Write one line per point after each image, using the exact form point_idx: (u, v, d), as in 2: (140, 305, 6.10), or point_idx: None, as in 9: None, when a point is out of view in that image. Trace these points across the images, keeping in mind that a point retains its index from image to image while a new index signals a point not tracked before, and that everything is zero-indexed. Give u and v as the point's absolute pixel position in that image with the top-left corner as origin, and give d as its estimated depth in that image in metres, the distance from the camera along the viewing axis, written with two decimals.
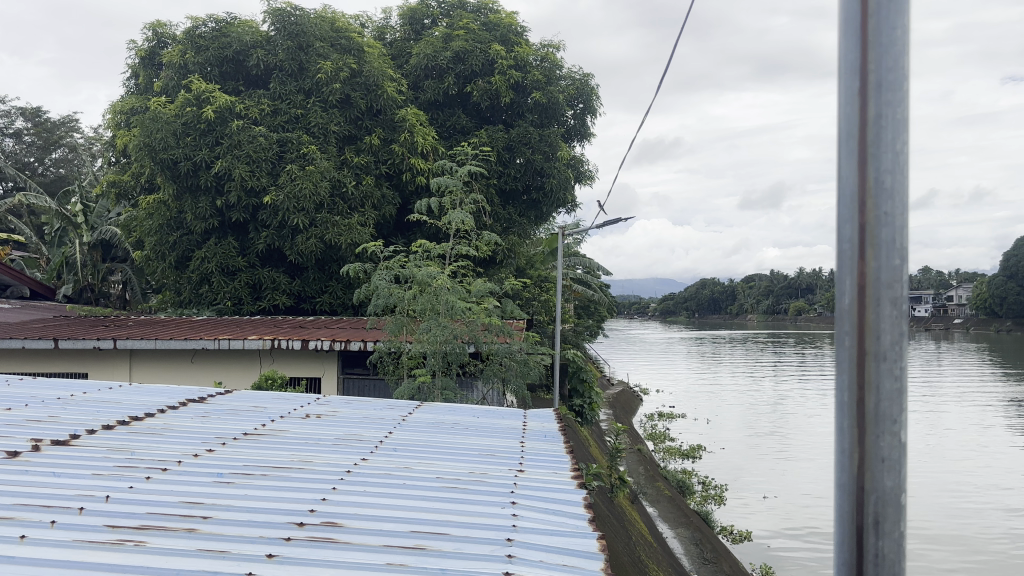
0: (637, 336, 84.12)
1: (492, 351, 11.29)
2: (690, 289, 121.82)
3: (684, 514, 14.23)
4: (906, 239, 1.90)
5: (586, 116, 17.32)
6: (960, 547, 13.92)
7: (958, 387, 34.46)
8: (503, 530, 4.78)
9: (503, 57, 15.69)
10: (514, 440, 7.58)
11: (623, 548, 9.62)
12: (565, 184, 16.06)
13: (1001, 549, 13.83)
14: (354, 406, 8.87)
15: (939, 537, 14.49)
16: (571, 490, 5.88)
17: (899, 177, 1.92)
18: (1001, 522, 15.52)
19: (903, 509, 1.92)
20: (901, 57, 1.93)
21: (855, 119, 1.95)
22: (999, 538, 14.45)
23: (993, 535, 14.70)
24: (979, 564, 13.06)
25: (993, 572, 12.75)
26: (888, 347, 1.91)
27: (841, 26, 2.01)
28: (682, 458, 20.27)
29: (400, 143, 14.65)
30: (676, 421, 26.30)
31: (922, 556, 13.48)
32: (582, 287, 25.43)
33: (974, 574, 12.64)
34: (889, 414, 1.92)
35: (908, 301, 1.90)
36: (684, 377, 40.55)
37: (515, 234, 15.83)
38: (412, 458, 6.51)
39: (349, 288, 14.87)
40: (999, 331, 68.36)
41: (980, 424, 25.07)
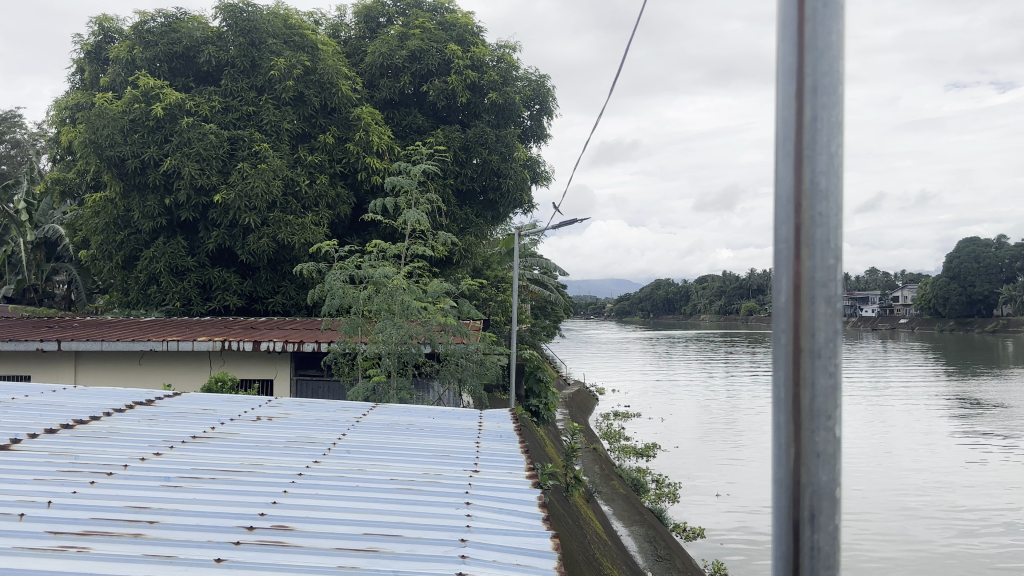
0: (594, 337, 84.68)
1: (448, 351, 11.25)
2: (646, 291, 123.16)
3: (638, 512, 14.35)
4: (839, 239, 1.97)
5: (542, 117, 17.37)
6: (908, 533, 14.25)
7: (903, 385, 35.40)
8: (456, 531, 4.77)
9: (459, 57, 15.65)
10: (469, 441, 7.57)
11: (577, 546, 9.65)
12: (522, 184, 16.07)
13: (944, 535, 14.19)
14: (306, 408, 8.76)
15: (883, 522, 14.89)
16: (524, 490, 5.89)
17: (833, 179, 1.99)
18: (946, 507, 15.97)
19: (837, 503, 1.98)
20: (835, 62, 1.99)
21: (792, 121, 2.02)
22: (941, 524, 14.87)
23: (934, 519, 15.14)
24: (921, 547, 13.44)
25: (937, 555, 13.12)
26: (823, 345, 1.97)
27: (779, 31, 2.08)
28: (637, 457, 20.43)
29: (355, 142, 14.50)
30: (631, 421, 26.49)
31: (870, 542, 13.78)
32: (539, 288, 25.49)
33: (920, 557, 12.98)
34: (824, 410, 1.99)
35: (841, 299, 1.96)
36: (639, 377, 40.94)
37: (471, 235, 15.76)
38: (366, 460, 6.46)
39: (302, 288, 14.70)
40: (942, 329, 70.41)
41: (924, 419, 25.79)
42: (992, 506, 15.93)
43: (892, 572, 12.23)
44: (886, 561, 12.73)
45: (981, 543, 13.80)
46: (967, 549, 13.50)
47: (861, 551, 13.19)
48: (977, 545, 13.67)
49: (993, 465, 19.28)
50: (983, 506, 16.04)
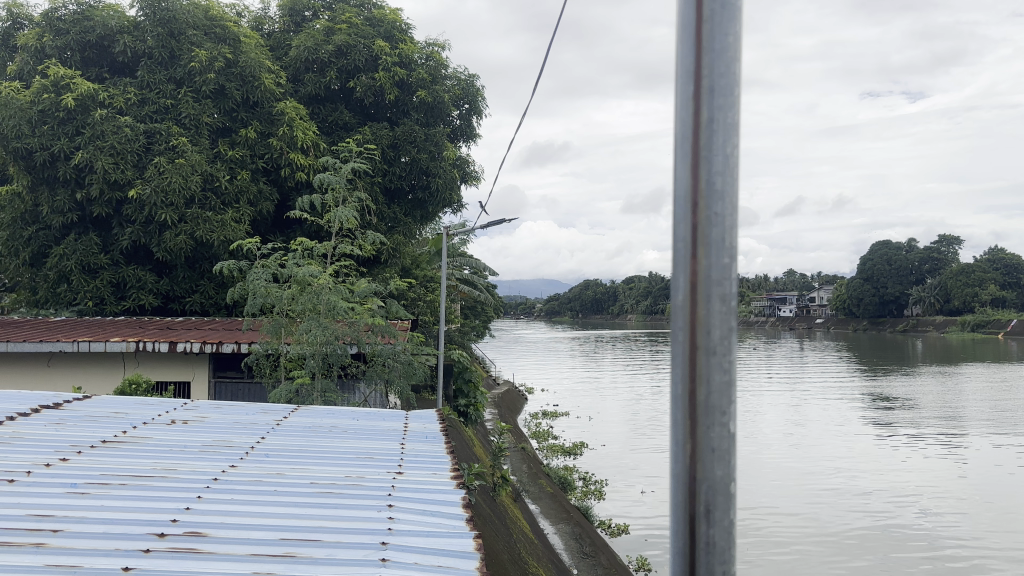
0: (524, 336, 85.03)
1: (375, 351, 11.08)
2: (577, 292, 124.30)
3: (564, 510, 14.49)
4: (733, 238, 2.07)
5: (472, 117, 17.28)
6: (823, 520, 14.74)
7: (821, 382, 36.59)
8: (377, 534, 4.71)
9: (387, 53, 15.48)
10: (394, 442, 7.49)
11: (502, 546, 9.63)
12: (450, 183, 15.99)
13: (857, 521, 14.72)
14: (224, 411, 8.52)
15: (799, 511, 15.36)
16: (448, 490, 5.86)
17: (728, 181, 2.09)
18: (859, 495, 16.57)
19: (730, 497, 2.09)
20: (730, 63, 2.09)
21: (690, 123, 2.11)
22: (855, 510, 15.43)
23: (845, 505, 15.73)
24: (836, 533, 13.94)
25: (851, 539, 13.59)
26: (717, 341, 2.08)
27: (679, 32, 2.17)
28: (564, 456, 20.62)
29: (278, 137, 14.13)
30: (560, 420, 26.66)
31: (788, 528, 14.22)
32: (468, 288, 25.39)
33: (833, 543, 13.44)
34: (718, 406, 2.09)
35: (735, 297, 2.07)
36: (568, 377, 41.23)
37: (400, 234, 15.57)
38: (285, 464, 6.32)
39: (221, 287, 14.29)
40: (857, 329, 73.18)
41: (839, 415, 26.74)
42: (902, 492, 16.62)
43: (804, 556, 12.65)
44: (800, 546, 13.15)
45: (890, 526, 14.37)
46: (878, 532, 14.06)
47: (777, 538, 13.58)
48: (883, 528, 14.25)
49: (901, 456, 20.12)
50: (894, 492, 16.71)
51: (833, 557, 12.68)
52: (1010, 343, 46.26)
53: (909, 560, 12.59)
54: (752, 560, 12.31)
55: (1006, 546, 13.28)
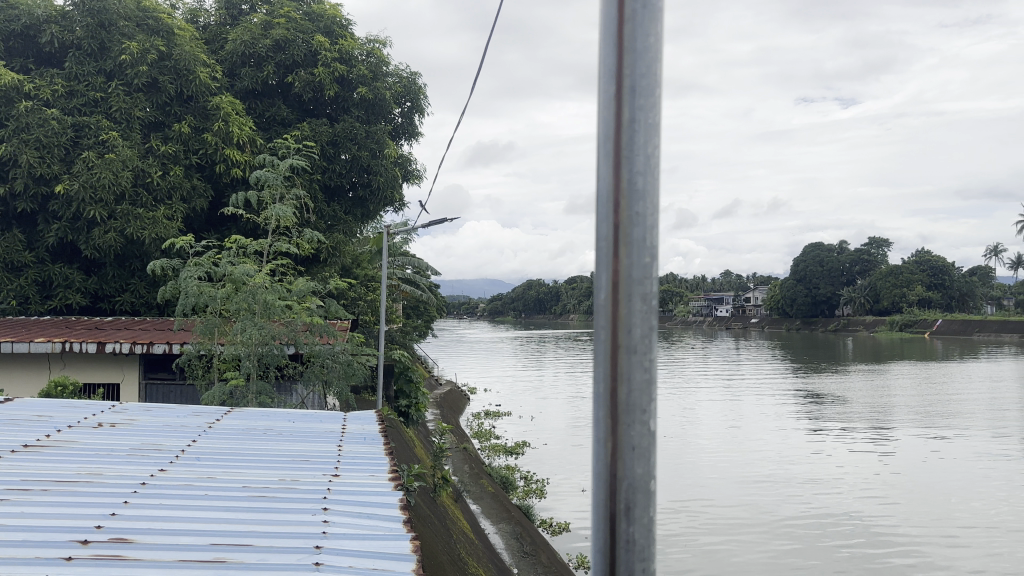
0: (468, 336, 84.91)
1: (314, 351, 10.88)
2: (521, 292, 124.68)
3: (505, 510, 14.46)
4: (653, 238, 2.10)
5: (414, 115, 17.11)
6: (758, 512, 15.06)
7: (757, 380, 37.41)
8: (312, 538, 4.63)
9: (326, 49, 15.25)
10: (331, 445, 7.37)
11: (440, 546, 9.57)
12: (392, 182, 15.81)
13: (790, 511, 15.07)
14: (154, 414, 8.26)
15: (734, 504, 15.67)
16: (385, 492, 5.79)
17: (649, 180, 2.11)
18: (792, 487, 16.99)
19: (650, 495, 2.11)
20: (651, 64, 2.11)
21: (611, 123, 2.13)
22: (788, 501, 15.81)
23: (778, 497, 16.10)
24: (769, 524, 14.26)
25: (784, 530, 13.92)
26: (638, 340, 2.10)
27: (602, 31, 2.18)
28: (506, 455, 20.64)
29: (213, 132, 13.77)
30: (502, 420, 26.68)
31: (723, 520, 14.50)
32: (409, 288, 25.21)
33: (766, 533, 13.75)
34: (639, 404, 2.11)
35: (656, 297, 2.10)
36: (510, 377, 41.30)
37: (339, 233, 15.35)
38: (217, 468, 6.15)
39: (152, 286, 13.88)
40: (792, 329, 75.11)
41: (774, 411, 27.37)
42: (833, 484, 17.10)
43: (736, 547, 12.93)
44: (732, 537, 13.43)
45: (821, 515, 14.77)
46: (809, 521, 14.44)
47: (711, 531, 13.85)
48: (812, 517, 14.65)
49: (832, 450, 20.70)
50: (826, 483, 17.18)
51: (764, 546, 12.98)
52: (934, 342, 48.09)
53: (837, 547, 12.95)
54: (687, 554, 12.50)
55: (930, 533, 13.76)
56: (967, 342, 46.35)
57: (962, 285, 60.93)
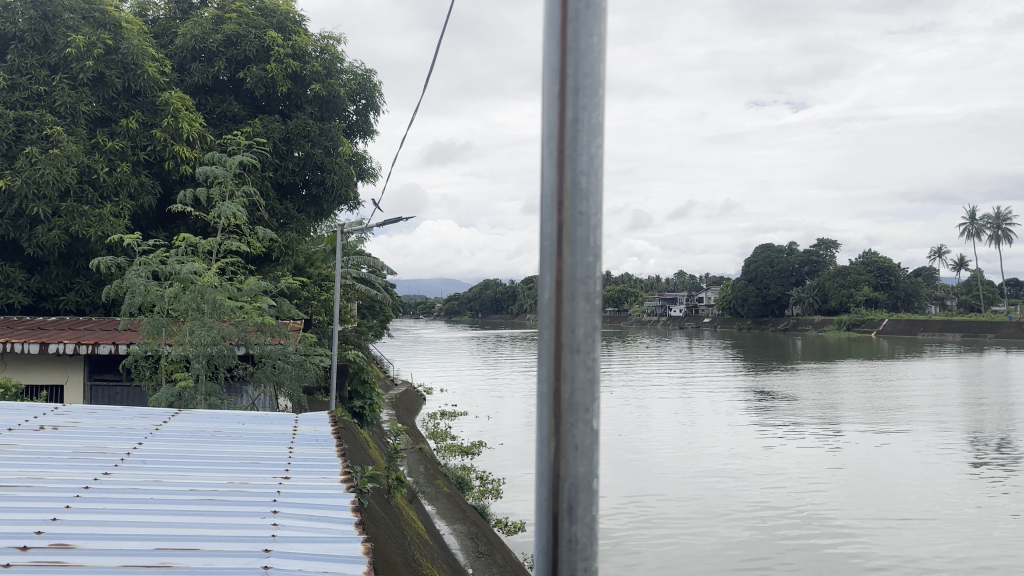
0: (425, 336, 84.52)
1: (265, 352, 10.71)
2: (478, 292, 124.58)
3: (461, 510, 14.41)
4: (597, 238, 2.11)
5: (369, 112, 16.95)
6: (710, 506, 15.26)
7: (709, 378, 37.94)
8: (261, 541, 4.56)
9: (279, 45, 15.06)
10: (281, 447, 7.26)
11: (393, 547, 9.48)
12: (347, 180, 15.65)
13: (742, 505, 15.30)
14: (99, 416, 8.05)
15: (687, 499, 15.84)
16: (337, 495, 5.72)
17: (593, 180, 2.12)
18: (744, 481, 17.27)
19: (593, 494, 2.12)
20: (594, 64, 2.12)
21: (554, 122, 2.13)
22: (740, 495, 16.07)
23: (729, 492, 16.32)
24: (721, 517, 14.46)
25: (735, 523, 14.13)
26: (581, 340, 2.11)
27: (546, 30, 2.18)
28: (462, 455, 20.60)
29: (162, 128, 13.46)
30: (458, 420, 26.62)
31: (676, 515, 14.66)
32: (364, 287, 25.00)
33: (717, 527, 13.93)
34: (581, 403, 2.12)
35: (598, 297, 2.11)
36: (467, 376, 41.26)
37: (292, 231, 15.14)
38: (164, 471, 6.01)
39: (99, 285, 13.55)
40: (745, 329, 76.36)
41: (726, 409, 27.77)
42: (783, 478, 17.42)
43: (687, 541, 13.07)
44: (685, 532, 13.59)
45: (771, 508, 15.03)
46: (759, 514, 14.69)
47: (663, 526, 13.98)
48: (762, 510, 14.88)
49: (782, 446, 21.07)
50: (776, 478, 17.50)
51: (714, 540, 13.14)
52: (880, 342, 49.34)
53: (786, 539, 13.19)
54: (640, 550, 12.61)
55: (875, 523, 14.11)
56: (911, 341, 47.65)
57: (906, 286, 62.58)
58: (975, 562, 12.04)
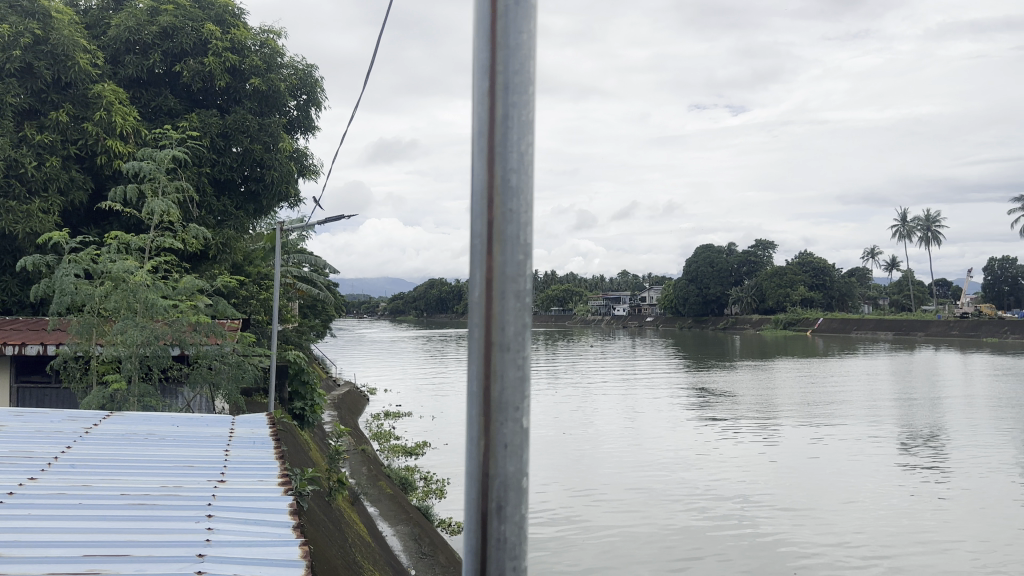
0: (369, 335, 83.68)
1: (201, 353, 10.46)
2: (424, 291, 123.84)
3: (404, 511, 14.29)
4: (527, 236, 2.09)
5: (310, 108, 16.67)
6: (653, 500, 15.43)
7: (652, 376, 38.46)
8: (194, 546, 4.44)
9: (217, 38, 14.72)
10: (217, 450, 7.09)
11: (333, 549, 9.34)
12: (287, 176, 15.38)
13: (684, 499, 15.51)
14: (25, 419, 7.74)
15: (630, 493, 15.98)
16: (275, 498, 5.60)
17: (523, 177, 2.10)
18: (685, 475, 17.53)
19: (522, 493, 2.11)
20: (525, 61, 2.10)
21: (485, 118, 2.11)
22: (682, 489, 16.30)
23: (671, 485, 16.53)
24: (663, 510, 14.63)
25: (676, 516, 14.30)
26: (511, 338, 2.09)
27: (476, 27, 2.16)
28: (406, 456, 20.45)
29: (94, 122, 13.01)
30: (402, 420, 26.43)
31: (619, 509, 14.78)
32: (306, 286, 24.63)
33: (659, 520, 14.09)
34: (512, 402, 2.10)
35: (528, 294, 2.10)
36: (412, 376, 41.02)
37: (231, 229, 14.80)
38: (93, 475, 5.80)
39: (26, 284, 13.04)
40: (687, 328, 77.57)
41: (668, 406, 28.15)
42: (723, 472, 17.74)
43: (630, 534, 13.19)
44: (627, 526, 13.69)
45: (711, 501, 15.27)
46: (700, 507, 14.90)
47: (606, 520, 14.06)
48: (703, 504, 15.10)
49: (720, 441, 21.47)
50: (717, 472, 17.82)
51: (657, 532, 13.28)
52: (816, 340, 50.73)
53: (726, 531, 13.35)
54: (583, 545, 12.64)
55: (811, 513, 14.44)
56: (845, 339, 49.15)
57: (840, 285, 64.43)
58: (907, 547, 12.46)
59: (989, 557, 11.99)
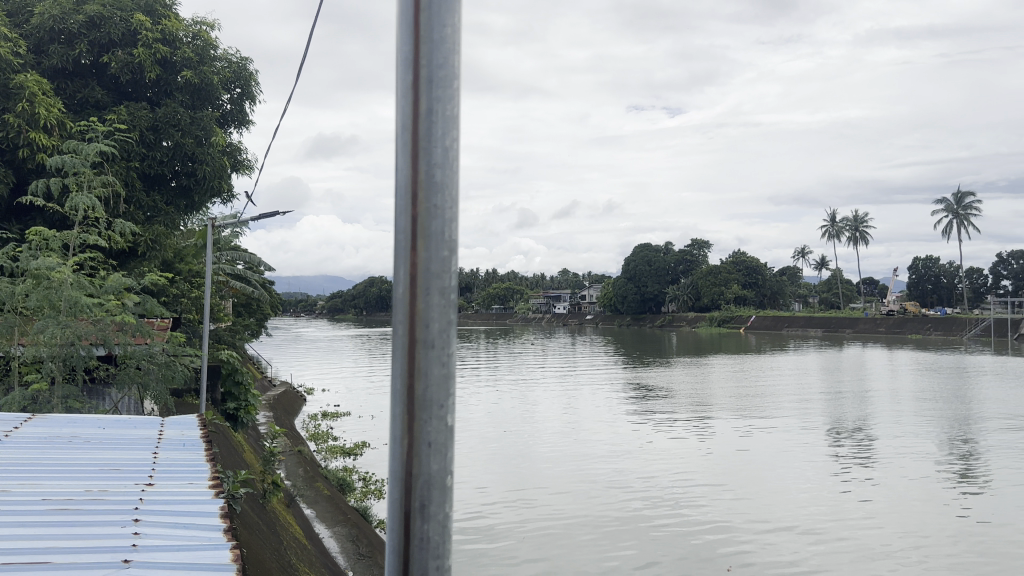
0: (307, 334, 82.34)
1: (127, 353, 10.14)
2: (363, 290, 122.55)
3: (342, 512, 14.09)
4: (453, 231, 2.06)
5: (244, 102, 16.32)
6: (590, 493, 15.54)
7: (590, 373, 38.86)
8: (119, 552, 4.28)
9: (147, 29, 14.29)
10: (146, 452, 6.88)
11: (265, 551, 9.15)
12: (219, 172, 15.02)
13: (621, 491, 15.67)
14: None
15: (569, 487, 16.09)
16: (205, 501, 5.44)
17: (448, 172, 2.08)
18: (622, 469, 17.73)
19: (447, 491, 2.09)
20: (448, 55, 2.08)
21: (409, 112, 2.08)
22: (619, 481, 16.47)
23: (609, 478, 16.69)
24: (601, 503, 14.74)
25: (614, 508, 14.43)
26: (436, 335, 2.07)
27: (400, 20, 2.13)
28: (344, 457, 20.18)
29: (15, 113, 12.44)
30: (339, 420, 26.08)
31: (558, 503, 14.84)
32: (239, 284, 24.08)
33: (596, 512, 14.19)
34: (435, 400, 2.08)
35: (453, 291, 2.08)
36: (349, 376, 40.54)
37: (161, 225, 14.40)
38: (12, 480, 5.55)
39: None
40: (625, 325, 78.52)
41: (605, 403, 28.42)
42: (660, 465, 18.01)
43: (567, 527, 13.26)
44: (566, 518, 13.76)
45: (649, 493, 15.45)
46: (637, 499, 15.07)
47: (544, 513, 14.10)
48: (640, 496, 15.28)
49: (656, 435, 21.80)
50: (653, 465, 18.07)
51: (594, 525, 13.38)
52: (748, 336, 51.95)
53: (661, 522, 13.52)
54: (521, 539, 12.62)
55: (743, 503, 14.76)
56: (777, 337, 50.56)
57: (773, 285, 66.16)
58: (833, 534, 12.83)
59: (909, 541, 12.43)
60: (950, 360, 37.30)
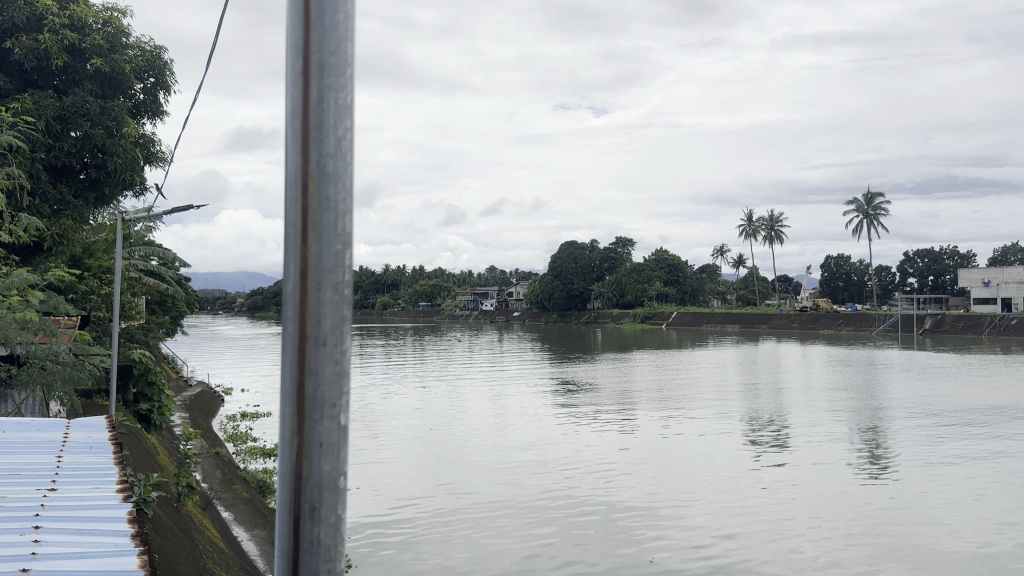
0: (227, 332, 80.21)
1: (29, 353, 9.69)
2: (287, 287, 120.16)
3: (261, 515, 13.76)
4: (344, 224, 2.02)
5: (158, 92, 15.76)
6: (513, 485, 15.63)
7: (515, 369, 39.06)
8: (17, 561, 4.08)
9: (54, 14, 13.68)
10: (48, 456, 6.57)
11: (176, 555, 8.85)
12: (131, 165, 14.42)
13: (544, 482, 15.80)
14: None
15: (493, 480, 16.14)
16: (111, 505, 5.23)
17: (341, 164, 2.03)
18: (546, 462, 17.90)
19: (338, 492, 2.05)
20: (341, 42, 2.03)
21: (300, 100, 2.02)
22: (542, 473, 16.61)
23: (533, 471, 16.82)
24: (525, 495, 14.83)
25: (537, 498, 14.53)
26: (328, 332, 2.02)
27: (291, 6, 2.08)
28: (264, 458, 19.72)
29: None
30: (259, 420, 25.49)
31: (481, 495, 14.86)
32: (154, 281, 23.28)
33: (519, 503, 14.28)
34: (327, 398, 2.04)
35: (346, 285, 2.03)
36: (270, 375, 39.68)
37: (68, 219, 13.81)
38: None
39: None
40: (552, 322, 79.10)
41: (529, 398, 28.59)
42: (582, 457, 18.25)
43: (490, 518, 13.27)
44: (488, 510, 13.78)
45: (571, 483, 15.64)
46: (560, 489, 15.23)
47: (467, 506, 14.09)
48: (563, 487, 15.45)
49: (580, 429, 22.05)
50: (575, 457, 18.30)
51: (517, 515, 13.43)
52: (670, 333, 53.05)
53: (583, 511, 13.67)
54: (443, 532, 12.57)
55: (662, 491, 15.10)
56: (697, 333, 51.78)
57: (695, 282, 67.72)
58: (746, 519, 13.25)
59: (817, 523, 12.96)
60: (860, 355, 38.91)
